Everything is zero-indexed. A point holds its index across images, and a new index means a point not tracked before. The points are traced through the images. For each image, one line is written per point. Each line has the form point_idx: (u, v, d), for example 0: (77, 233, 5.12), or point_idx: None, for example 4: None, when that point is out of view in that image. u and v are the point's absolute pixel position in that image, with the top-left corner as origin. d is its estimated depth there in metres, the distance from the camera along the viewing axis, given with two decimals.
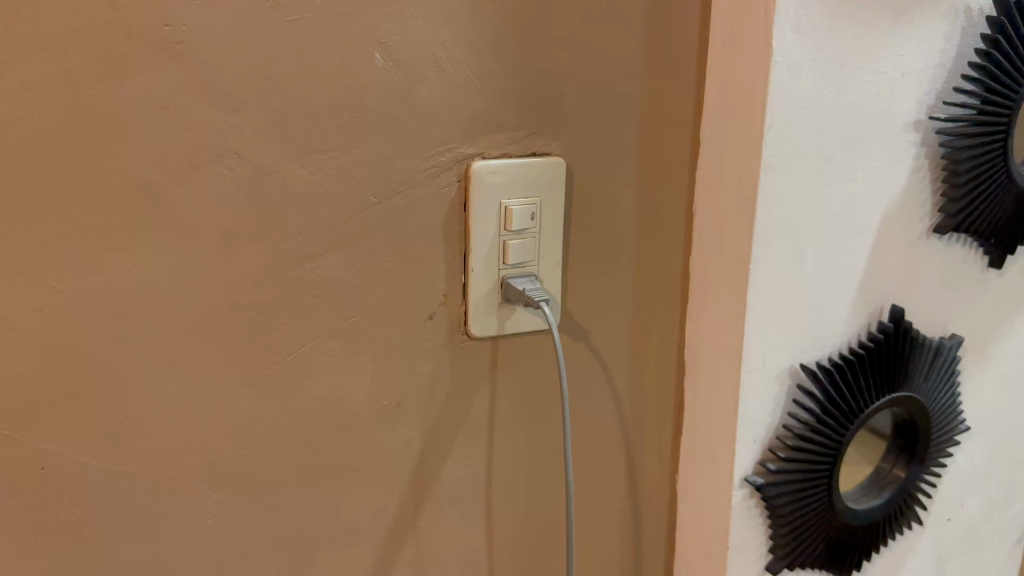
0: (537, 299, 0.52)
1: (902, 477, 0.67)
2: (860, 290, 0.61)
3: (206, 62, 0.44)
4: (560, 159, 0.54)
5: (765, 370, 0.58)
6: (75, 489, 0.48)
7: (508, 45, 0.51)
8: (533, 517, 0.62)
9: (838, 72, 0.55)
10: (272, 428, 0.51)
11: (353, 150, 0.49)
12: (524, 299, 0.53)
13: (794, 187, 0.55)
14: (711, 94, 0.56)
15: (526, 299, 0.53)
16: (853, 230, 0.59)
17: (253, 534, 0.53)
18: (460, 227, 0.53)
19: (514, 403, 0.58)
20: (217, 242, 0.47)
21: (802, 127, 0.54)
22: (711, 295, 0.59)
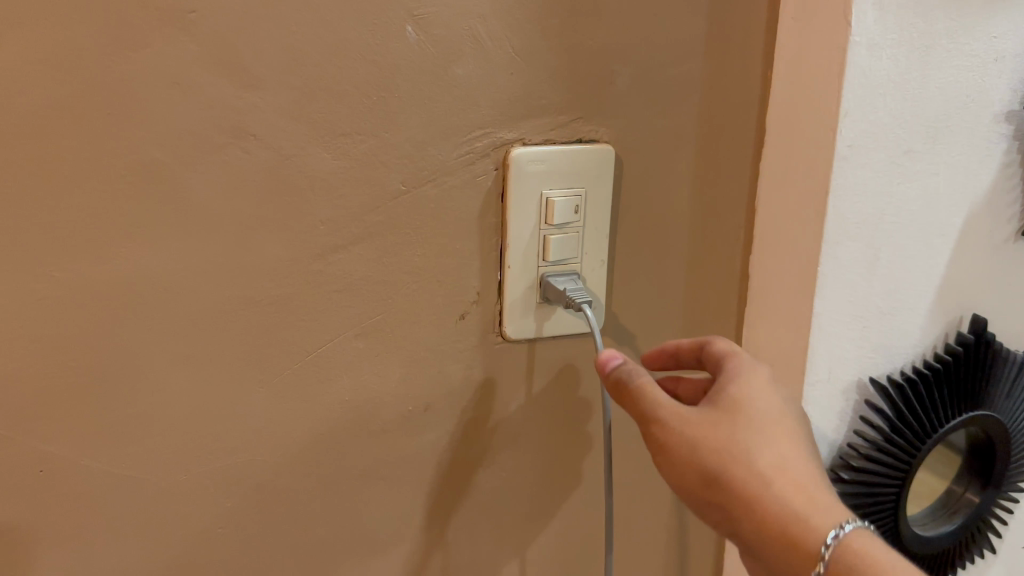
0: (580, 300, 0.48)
1: (975, 503, 0.61)
2: (938, 297, 0.56)
3: (220, 34, 0.40)
4: (609, 146, 0.49)
5: (829, 384, 0.53)
6: (78, 492, 0.44)
7: (556, 19, 0.46)
8: (570, 532, 0.57)
9: (924, 55, 0.49)
10: (289, 432, 0.48)
11: (381, 133, 0.45)
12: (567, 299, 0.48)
13: (868, 182, 0.50)
14: (779, 78, 0.51)
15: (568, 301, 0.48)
16: (934, 232, 0.54)
17: (269, 544, 0.49)
18: (497, 219, 0.48)
19: (552, 410, 0.54)
20: (232, 231, 0.43)
21: (880, 116, 0.49)
22: (773, 299, 0.54)
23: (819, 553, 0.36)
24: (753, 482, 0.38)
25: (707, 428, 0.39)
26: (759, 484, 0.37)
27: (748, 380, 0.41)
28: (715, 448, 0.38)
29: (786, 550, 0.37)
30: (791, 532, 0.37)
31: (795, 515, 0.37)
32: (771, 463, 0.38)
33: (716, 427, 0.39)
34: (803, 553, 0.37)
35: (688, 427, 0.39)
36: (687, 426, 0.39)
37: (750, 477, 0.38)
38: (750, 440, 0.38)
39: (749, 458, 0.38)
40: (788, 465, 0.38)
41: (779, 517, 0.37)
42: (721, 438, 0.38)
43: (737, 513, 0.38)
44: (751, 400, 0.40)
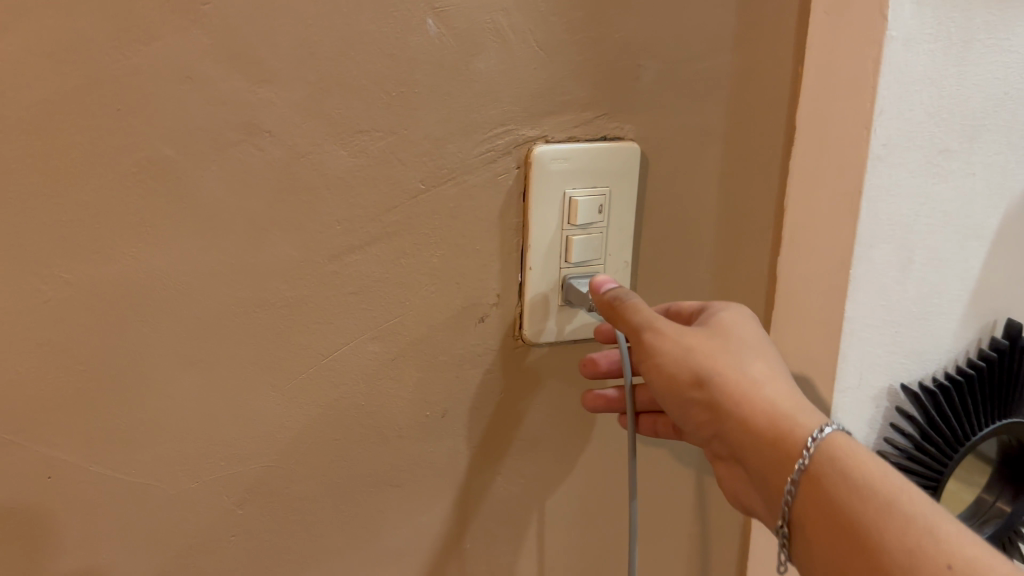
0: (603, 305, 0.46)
1: (1007, 512, 0.60)
2: (971, 301, 0.54)
3: (233, 26, 0.39)
4: (634, 144, 0.47)
5: (859, 390, 0.52)
6: (86, 499, 0.43)
7: (581, 12, 0.44)
8: (589, 540, 0.56)
9: (963, 51, 0.47)
10: (303, 438, 0.46)
11: (399, 130, 0.43)
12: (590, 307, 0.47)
13: (903, 183, 0.48)
14: (810, 73, 0.49)
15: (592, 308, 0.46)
16: (969, 234, 0.52)
17: (281, 552, 0.48)
18: (518, 220, 0.47)
19: (572, 416, 0.52)
20: (244, 231, 0.42)
21: (916, 114, 0.47)
22: (802, 303, 0.52)
23: (804, 451, 0.37)
24: (740, 383, 0.40)
25: (698, 339, 0.42)
26: (746, 385, 0.40)
27: (732, 310, 0.44)
28: (706, 353, 0.41)
29: (770, 449, 0.39)
30: (776, 431, 0.39)
31: (782, 414, 0.39)
32: (756, 369, 0.41)
33: (706, 337, 0.42)
34: (788, 453, 0.38)
35: (682, 337, 0.42)
36: (680, 337, 0.42)
37: (737, 379, 0.40)
38: (737, 346, 0.42)
39: (736, 362, 0.41)
40: (771, 372, 0.41)
41: (763, 414, 0.39)
42: (710, 345, 0.41)
43: (724, 413, 0.40)
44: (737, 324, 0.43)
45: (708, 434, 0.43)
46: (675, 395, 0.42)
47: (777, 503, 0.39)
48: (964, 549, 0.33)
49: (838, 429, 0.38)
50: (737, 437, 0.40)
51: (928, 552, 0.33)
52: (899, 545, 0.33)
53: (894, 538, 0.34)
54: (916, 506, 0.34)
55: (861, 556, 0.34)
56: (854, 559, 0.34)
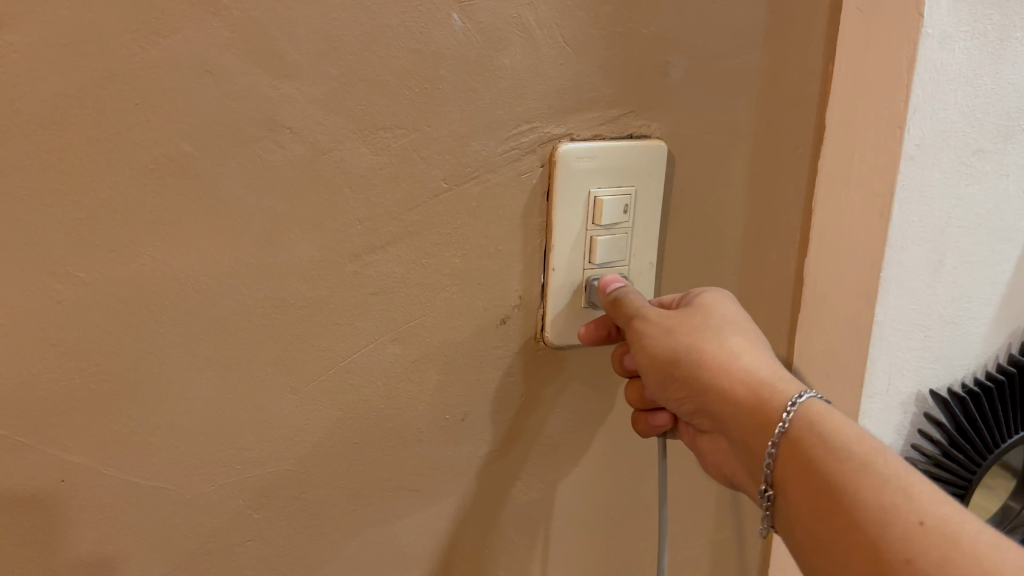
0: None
1: None
2: (1002, 304, 0.53)
3: (254, 19, 0.37)
4: (661, 142, 0.46)
5: (888, 396, 0.51)
6: (99, 504, 0.42)
7: (609, 7, 0.43)
8: (609, 546, 0.55)
9: (999, 49, 0.46)
10: (320, 441, 0.45)
11: (422, 127, 0.42)
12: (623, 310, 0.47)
13: (936, 184, 0.47)
14: (841, 71, 0.48)
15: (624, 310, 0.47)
16: (1001, 236, 0.51)
17: (297, 558, 0.47)
18: (542, 220, 0.46)
19: (593, 421, 0.51)
20: (263, 230, 0.41)
21: (951, 113, 0.46)
22: (830, 306, 0.51)
23: (781, 416, 0.37)
24: (719, 357, 0.40)
25: (680, 316, 0.42)
26: (726, 357, 0.40)
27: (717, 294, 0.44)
28: (686, 327, 0.41)
29: (749, 419, 0.38)
30: (756, 400, 0.38)
31: (759, 384, 0.39)
32: (738, 344, 0.40)
33: (685, 315, 0.42)
34: (766, 421, 0.38)
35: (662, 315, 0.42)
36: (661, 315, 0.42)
37: (718, 351, 0.40)
38: (719, 322, 0.42)
39: (717, 336, 0.41)
40: (753, 348, 0.41)
41: (743, 385, 0.39)
42: (690, 322, 0.41)
43: (704, 386, 0.40)
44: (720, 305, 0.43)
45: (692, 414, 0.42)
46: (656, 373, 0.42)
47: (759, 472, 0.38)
48: (935, 503, 0.32)
49: (816, 396, 0.37)
50: (718, 411, 0.40)
51: (898, 505, 0.32)
52: (869, 500, 0.33)
53: (865, 493, 0.33)
54: (887, 463, 0.34)
55: (834, 514, 0.34)
56: (828, 517, 0.34)
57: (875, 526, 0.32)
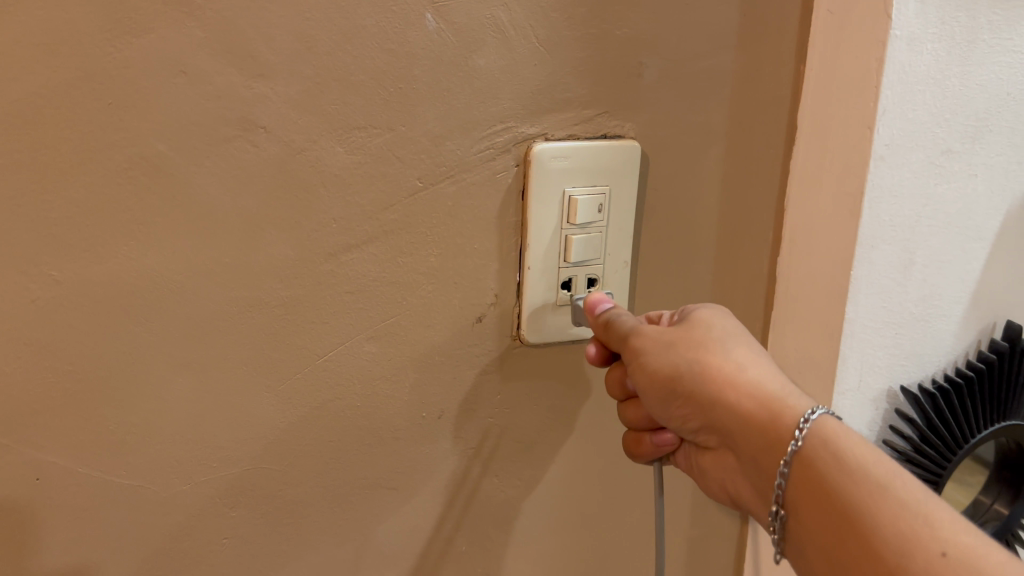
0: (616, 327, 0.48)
1: (1004, 514, 0.59)
2: (972, 302, 0.54)
3: (228, 19, 0.38)
4: (635, 142, 0.47)
5: (859, 393, 0.52)
6: (75, 503, 0.42)
7: (583, 8, 0.43)
8: (586, 543, 0.55)
9: (966, 50, 0.46)
10: (298, 439, 0.45)
11: (398, 127, 0.42)
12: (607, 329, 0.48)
13: (906, 183, 0.47)
14: (813, 73, 0.48)
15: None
16: (971, 235, 0.51)
17: (274, 556, 0.47)
18: (517, 219, 0.46)
19: (569, 418, 0.52)
20: (239, 229, 0.41)
21: (919, 114, 0.46)
22: (802, 304, 0.51)
23: (793, 433, 0.36)
24: (725, 373, 0.39)
25: (682, 330, 0.41)
26: (732, 373, 0.39)
27: (715, 309, 0.44)
28: (688, 341, 0.40)
29: (758, 437, 0.38)
30: (765, 416, 0.38)
31: (767, 398, 0.38)
32: (743, 359, 0.40)
33: (689, 329, 0.41)
34: (776, 437, 0.37)
35: (662, 331, 0.41)
36: (661, 332, 0.41)
37: (723, 367, 0.39)
38: (722, 336, 0.41)
39: (722, 352, 0.40)
40: (758, 363, 0.40)
41: (751, 399, 0.38)
42: (694, 336, 0.41)
43: (709, 402, 0.39)
44: (719, 320, 0.42)
45: (695, 430, 0.41)
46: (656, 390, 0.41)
47: (768, 488, 0.38)
48: (958, 531, 0.31)
49: (829, 412, 0.37)
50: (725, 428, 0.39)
51: (918, 533, 0.32)
52: (888, 526, 0.32)
53: (883, 518, 0.32)
54: (906, 488, 0.33)
55: (850, 539, 0.33)
56: (845, 542, 0.33)
57: (896, 556, 0.31)
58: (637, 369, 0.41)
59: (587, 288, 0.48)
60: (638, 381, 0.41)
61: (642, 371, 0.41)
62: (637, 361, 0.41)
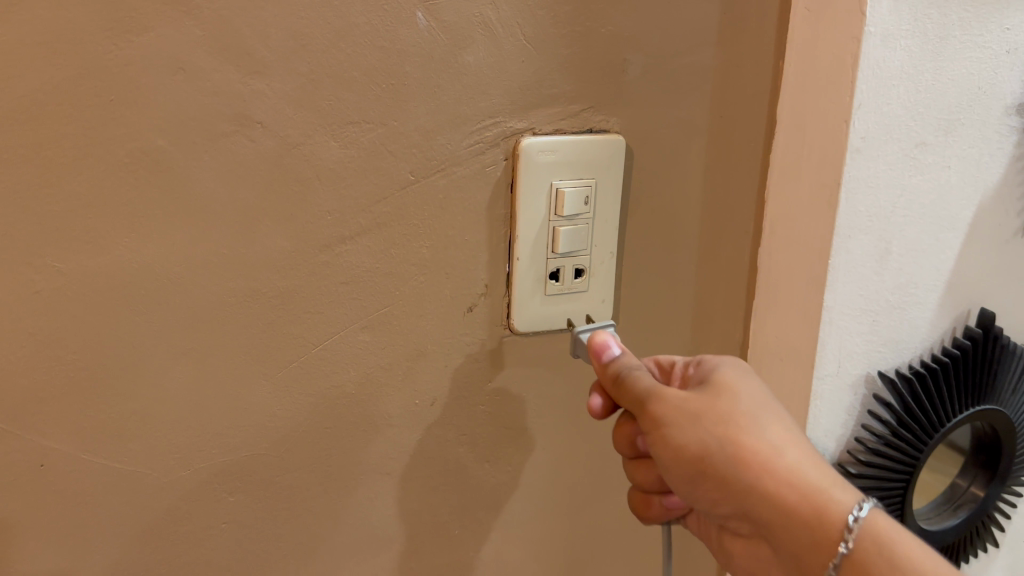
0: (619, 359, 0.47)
1: (980, 497, 0.61)
2: (947, 290, 0.55)
3: (225, 18, 0.39)
4: (619, 136, 0.48)
5: (838, 378, 0.53)
6: (78, 489, 0.43)
7: (568, 6, 0.45)
8: (575, 527, 0.57)
9: (939, 46, 0.48)
10: (294, 426, 0.47)
11: (390, 122, 0.43)
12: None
13: (881, 175, 0.49)
14: (792, 68, 0.50)
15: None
16: (945, 225, 0.53)
17: (272, 540, 0.49)
18: (506, 211, 0.48)
19: (558, 406, 0.53)
20: (236, 221, 0.42)
21: (894, 108, 0.48)
22: (782, 293, 0.53)
23: (844, 536, 0.38)
24: (762, 457, 0.39)
25: (708, 402, 0.40)
26: (769, 458, 0.38)
27: (735, 368, 0.43)
28: (719, 418, 0.39)
29: (801, 529, 0.38)
30: (808, 509, 0.38)
31: (806, 489, 0.38)
32: (777, 437, 0.39)
33: (717, 401, 0.40)
34: (824, 536, 0.38)
35: (690, 402, 0.40)
36: (687, 402, 0.40)
37: (758, 450, 0.39)
38: (751, 409, 0.40)
39: (756, 431, 0.39)
40: (790, 438, 0.40)
41: (789, 489, 0.38)
42: (724, 411, 0.39)
43: (744, 487, 0.39)
44: (744, 384, 0.41)
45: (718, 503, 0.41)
46: (682, 467, 0.40)
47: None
48: None
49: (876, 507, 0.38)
50: (758, 512, 0.39)
51: None
52: None
53: None
54: None
55: None
56: None
57: None
58: (664, 443, 0.40)
59: (574, 278, 0.50)
60: (661, 452, 0.40)
61: (669, 446, 0.40)
62: (663, 434, 0.40)
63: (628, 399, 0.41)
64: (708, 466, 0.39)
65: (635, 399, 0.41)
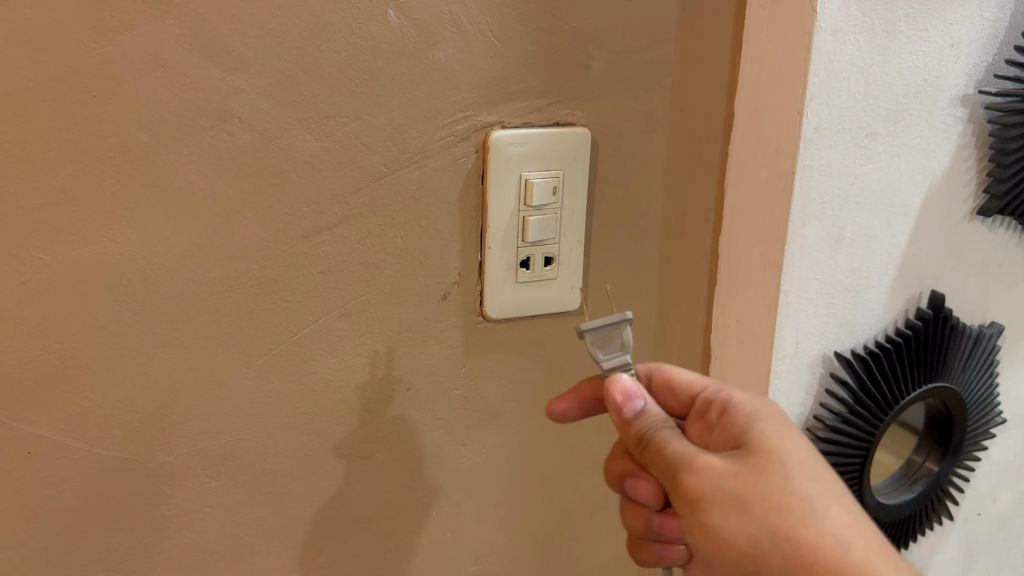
0: (630, 363, 0.44)
1: (934, 471, 0.64)
2: (898, 273, 0.58)
3: (203, 17, 0.40)
4: (585, 129, 0.50)
5: (795, 358, 0.56)
6: (65, 474, 0.45)
7: (533, 4, 0.47)
8: (549, 507, 0.59)
9: (885, 41, 0.51)
10: (274, 412, 0.48)
11: (364, 116, 0.45)
12: (613, 362, 0.44)
13: (833, 164, 0.51)
14: (748, 62, 0.52)
15: (618, 367, 0.44)
16: (895, 211, 0.56)
17: (254, 522, 0.50)
18: (476, 201, 0.49)
19: (530, 390, 0.55)
20: (216, 213, 0.44)
21: (845, 99, 0.50)
22: (742, 278, 0.55)
23: None
24: (825, 552, 0.37)
25: (758, 486, 0.38)
26: (835, 552, 0.37)
27: (771, 426, 0.41)
28: (773, 509, 0.38)
29: None
30: None
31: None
32: (837, 525, 0.38)
33: (770, 487, 0.38)
34: None
35: (732, 481, 0.38)
36: (731, 481, 0.38)
37: (820, 543, 0.37)
38: (808, 497, 0.38)
39: (814, 519, 0.38)
40: (848, 524, 0.38)
41: None
42: (777, 500, 0.38)
43: None
44: (789, 450, 0.40)
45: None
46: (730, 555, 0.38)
47: None
48: None
49: None
50: None
51: None
52: None
53: None
54: None
55: None
56: None
57: None
58: (707, 534, 0.38)
59: (544, 266, 0.52)
60: (701, 542, 0.39)
61: (714, 539, 0.38)
62: (707, 523, 0.38)
63: (661, 468, 0.40)
64: (762, 563, 0.38)
65: (667, 470, 0.39)
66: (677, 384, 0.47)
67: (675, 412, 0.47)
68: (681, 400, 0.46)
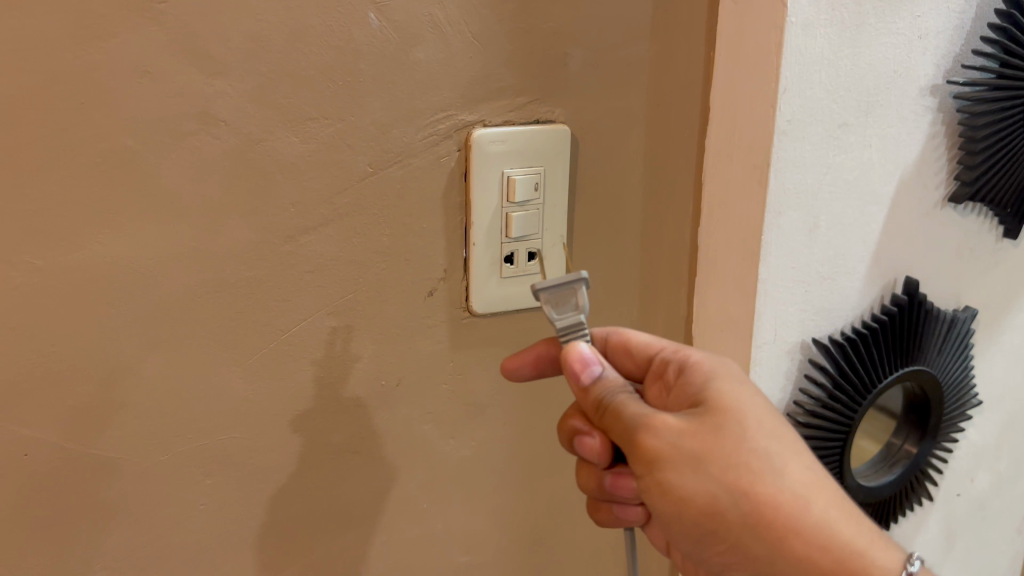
0: (584, 325, 0.43)
1: (913, 453, 0.66)
2: (873, 260, 0.60)
3: (187, 23, 0.41)
4: (564, 126, 0.51)
5: (775, 345, 0.57)
6: (60, 475, 0.45)
7: (510, 5, 0.48)
8: (537, 496, 0.60)
9: (855, 33, 0.52)
10: (265, 410, 0.49)
11: (347, 117, 0.46)
12: (567, 322, 0.43)
13: (807, 155, 0.53)
14: (722, 57, 0.53)
15: (573, 327, 0.43)
16: (868, 199, 0.57)
17: (248, 519, 0.51)
18: (460, 199, 0.50)
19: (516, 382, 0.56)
20: (204, 215, 0.45)
21: (816, 92, 0.52)
22: (722, 269, 0.57)
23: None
24: (784, 508, 0.39)
25: (717, 445, 0.39)
26: (792, 508, 0.39)
27: (730, 385, 0.42)
28: (732, 469, 0.39)
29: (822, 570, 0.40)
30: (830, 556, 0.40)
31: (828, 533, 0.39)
32: (795, 482, 0.40)
33: (728, 445, 0.39)
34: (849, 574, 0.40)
35: (692, 442, 0.39)
36: (690, 441, 0.39)
37: (779, 500, 0.39)
38: (766, 454, 0.40)
39: (773, 476, 0.39)
40: (807, 480, 0.40)
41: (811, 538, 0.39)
42: (736, 457, 0.39)
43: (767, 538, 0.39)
44: (748, 409, 0.41)
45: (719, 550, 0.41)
46: (690, 513, 0.39)
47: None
48: None
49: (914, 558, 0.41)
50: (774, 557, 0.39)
51: None
52: None
53: None
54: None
55: None
56: None
57: None
58: (666, 493, 0.40)
59: (527, 261, 0.53)
60: (661, 501, 0.40)
61: (673, 498, 0.39)
62: (665, 483, 0.39)
63: (620, 429, 0.41)
64: (721, 521, 0.39)
65: (626, 432, 0.40)
66: (633, 346, 0.47)
67: (632, 372, 0.48)
68: (639, 361, 0.47)
